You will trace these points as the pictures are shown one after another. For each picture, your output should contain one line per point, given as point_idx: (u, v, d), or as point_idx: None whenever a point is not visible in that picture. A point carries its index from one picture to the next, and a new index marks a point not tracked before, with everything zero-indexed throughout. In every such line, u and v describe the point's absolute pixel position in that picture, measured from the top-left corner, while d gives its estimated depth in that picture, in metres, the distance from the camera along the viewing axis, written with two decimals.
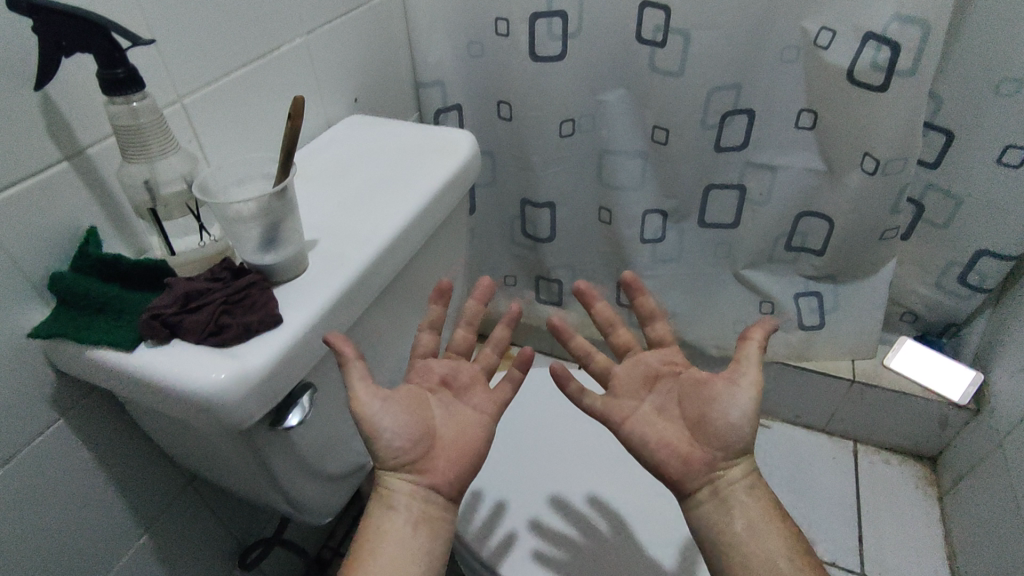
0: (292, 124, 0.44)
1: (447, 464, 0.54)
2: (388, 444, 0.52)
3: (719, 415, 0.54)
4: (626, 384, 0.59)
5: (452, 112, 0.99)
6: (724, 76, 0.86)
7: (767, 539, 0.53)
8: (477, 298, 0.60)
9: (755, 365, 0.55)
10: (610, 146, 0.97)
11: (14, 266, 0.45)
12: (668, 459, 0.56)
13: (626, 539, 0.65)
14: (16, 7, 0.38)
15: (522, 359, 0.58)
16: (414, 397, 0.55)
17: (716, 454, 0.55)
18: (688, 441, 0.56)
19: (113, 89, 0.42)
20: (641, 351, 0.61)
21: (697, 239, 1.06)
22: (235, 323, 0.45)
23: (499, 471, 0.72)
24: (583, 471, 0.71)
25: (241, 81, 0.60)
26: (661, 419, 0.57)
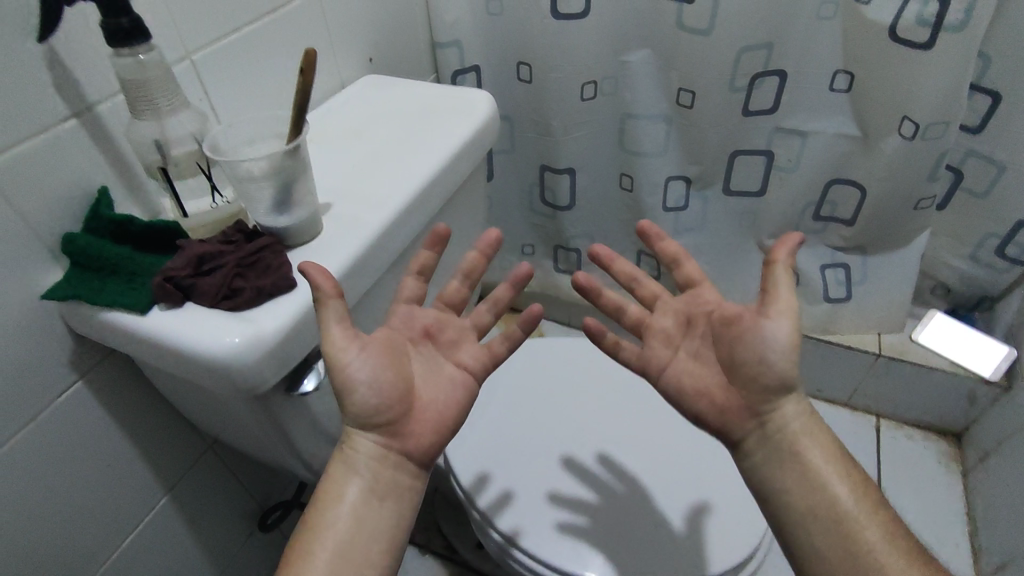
0: (303, 79, 0.43)
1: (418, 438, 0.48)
2: (361, 401, 0.46)
3: (752, 356, 0.50)
4: (662, 336, 0.57)
5: (469, 73, 0.96)
6: (756, 35, 0.81)
7: (812, 457, 0.50)
8: (480, 251, 0.55)
9: (787, 293, 0.49)
10: (633, 110, 0.94)
11: (29, 228, 0.44)
12: (706, 409, 0.54)
13: (627, 498, 0.65)
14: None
15: (528, 319, 0.52)
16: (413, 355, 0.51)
17: (759, 398, 0.51)
18: (725, 390, 0.53)
19: (116, 40, 0.40)
20: (667, 299, 0.59)
21: (721, 208, 1.02)
22: (247, 287, 0.44)
23: (496, 432, 0.73)
24: (593, 431, 0.71)
25: (252, 37, 0.58)
26: (699, 366, 0.55)
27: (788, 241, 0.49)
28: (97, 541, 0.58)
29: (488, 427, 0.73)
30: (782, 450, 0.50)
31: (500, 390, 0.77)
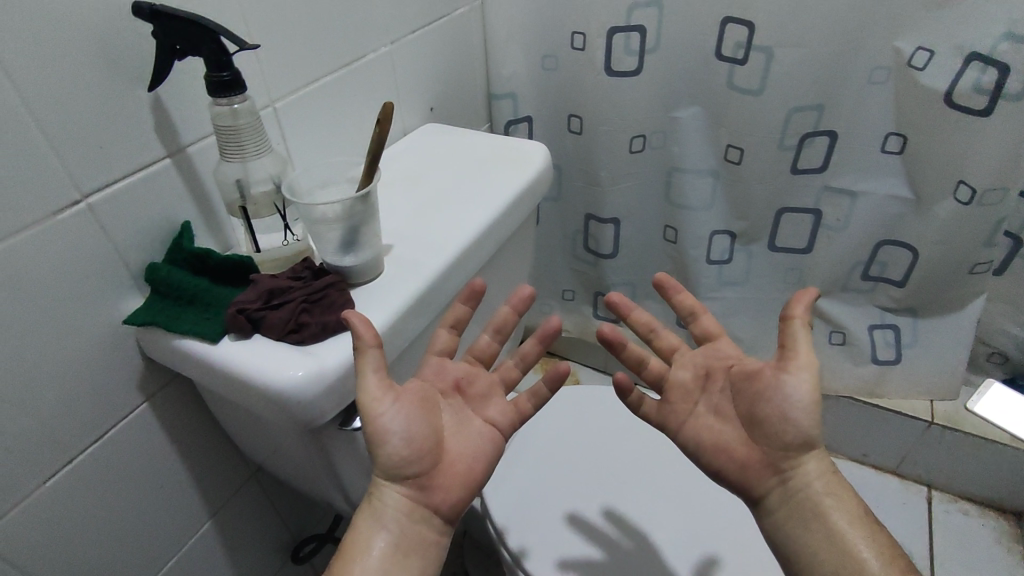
0: (380, 129, 0.45)
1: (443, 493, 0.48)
2: (391, 450, 0.46)
3: (773, 411, 0.50)
4: (681, 390, 0.57)
5: (522, 124, 1.00)
6: (808, 96, 0.82)
7: (834, 516, 0.49)
8: (512, 306, 0.55)
9: (806, 350, 0.50)
10: (681, 164, 0.95)
11: (119, 257, 0.47)
12: (726, 464, 0.53)
13: (650, 555, 0.64)
14: (140, 12, 0.41)
15: (554, 377, 0.53)
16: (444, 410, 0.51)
17: (780, 455, 0.50)
18: (747, 447, 0.52)
19: (217, 91, 0.44)
20: (686, 351, 0.58)
21: (766, 263, 1.02)
22: (313, 322, 0.46)
23: (521, 481, 0.72)
24: (621, 486, 0.70)
25: (329, 87, 0.62)
26: (718, 420, 0.54)
27: (806, 300, 0.49)
28: (144, 563, 0.59)
29: (518, 471, 0.73)
30: (805, 509, 0.50)
31: (534, 435, 0.77)
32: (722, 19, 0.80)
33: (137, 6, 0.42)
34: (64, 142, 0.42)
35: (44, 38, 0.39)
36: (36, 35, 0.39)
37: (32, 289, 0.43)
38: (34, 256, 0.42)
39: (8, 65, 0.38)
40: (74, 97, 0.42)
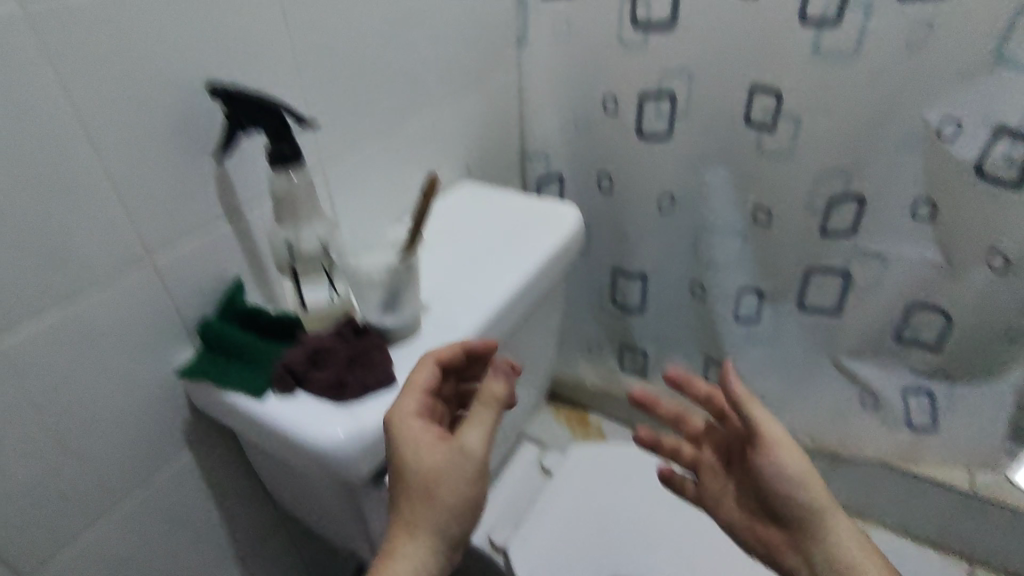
0: (425, 201, 0.48)
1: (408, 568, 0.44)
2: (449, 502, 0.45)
3: (774, 489, 0.56)
4: (710, 473, 0.64)
5: (554, 181, 1.04)
6: (837, 162, 0.84)
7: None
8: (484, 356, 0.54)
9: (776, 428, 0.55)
10: (709, 223, 0.97)
11: (176, 311, 0.50)
12: (756, 540, 0.60)
13: None
14: (215, 92, 0.46)
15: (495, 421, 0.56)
16: (466, 464, 0.46)
17: (794, 527, 0.56)
18: (769, 526, 0.58)
19: (277, 162, 0.47)
20: (710, 433, 0.65)
21: (795, 323, 1.01)
22: (354, 381, 0.48)
23: (547, 549, 0.74)
24: (644, 557, 0.73)
25: (375, 151, 0.66)
26: (742, 501, 0.61)
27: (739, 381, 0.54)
28: None
29: (543, 538, 0.75)
30: None
31: (557, 499, 0.80)
32: (750, 87, 0.83)
33: (211, 87, 0.47)
34: (137, 205, 0.46)
35: (128, 113, 0.43)
36: (123, 111, 0.43)
37: (99, 341, 0.46)
38: (101, 309, 0.46)
39: (95, 137, 0.42)
40: (151, 165, 0.46)
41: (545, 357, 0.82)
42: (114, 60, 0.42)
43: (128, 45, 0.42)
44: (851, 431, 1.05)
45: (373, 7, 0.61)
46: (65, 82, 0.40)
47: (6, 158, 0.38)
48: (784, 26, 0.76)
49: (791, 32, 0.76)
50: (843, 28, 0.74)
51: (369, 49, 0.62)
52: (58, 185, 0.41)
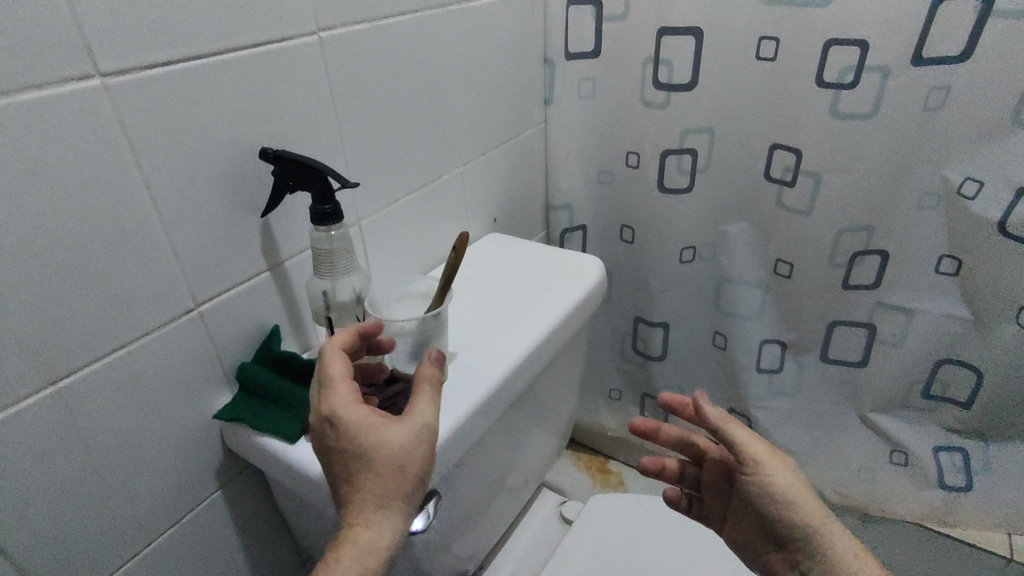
0: (455, 256, 0.50)
1: (359, 550, 0.43)
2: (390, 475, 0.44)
3: (762, 508, 0.58)
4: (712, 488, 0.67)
5: (577, 232, 1.07)
6: (858, 217, 0.85)
7: None
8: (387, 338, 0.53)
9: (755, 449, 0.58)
10: (730, 275, 0.98)
11: (217, 357, 0.53)
12: (757, 555, 0.63)
13: None
14: (266, 157, 0.49)
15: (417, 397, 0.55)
16: (411, 434, 0.45)
17: (789, 544, 0.58)
18: (764, 539, 0.61)
19: (320, 220, 0.51)
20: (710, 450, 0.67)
21: (819, 375, 1.01)
22: None
23: None
24: None
25: (406, 205, 0.69)
26: (740, 518, 0.64)
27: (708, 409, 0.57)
28: None
29: None
30: None
31: (578, 551, 0.79)
32: (769, 145, 0.86)
33: (262, 151, 0.50)
34: (190, 258, 0.49)
35: (187, 174, 0.47)
36: (183, 173, 0.47)
37: (146, 384, 0.49)
38: (150, 355, 0.48)
39: (158, 198, 0.46)
40: (204, 222, 0.49)
41: (566, 405, 0.83)
42: (177, 129, 0.45)
43: (191, 115, 0.46)
44: (880, 488, 1.03)
45: (409, 73, 0.65)
46: (137, 150, 0.44)
47: (81, 220, 0.42)
48: (802, 89, 0.79)
49: (809, 93, 0.79)
50: (859, 92, 0.75)
51: (405, 111, 0.66)
52: (122, 241, 0.44)
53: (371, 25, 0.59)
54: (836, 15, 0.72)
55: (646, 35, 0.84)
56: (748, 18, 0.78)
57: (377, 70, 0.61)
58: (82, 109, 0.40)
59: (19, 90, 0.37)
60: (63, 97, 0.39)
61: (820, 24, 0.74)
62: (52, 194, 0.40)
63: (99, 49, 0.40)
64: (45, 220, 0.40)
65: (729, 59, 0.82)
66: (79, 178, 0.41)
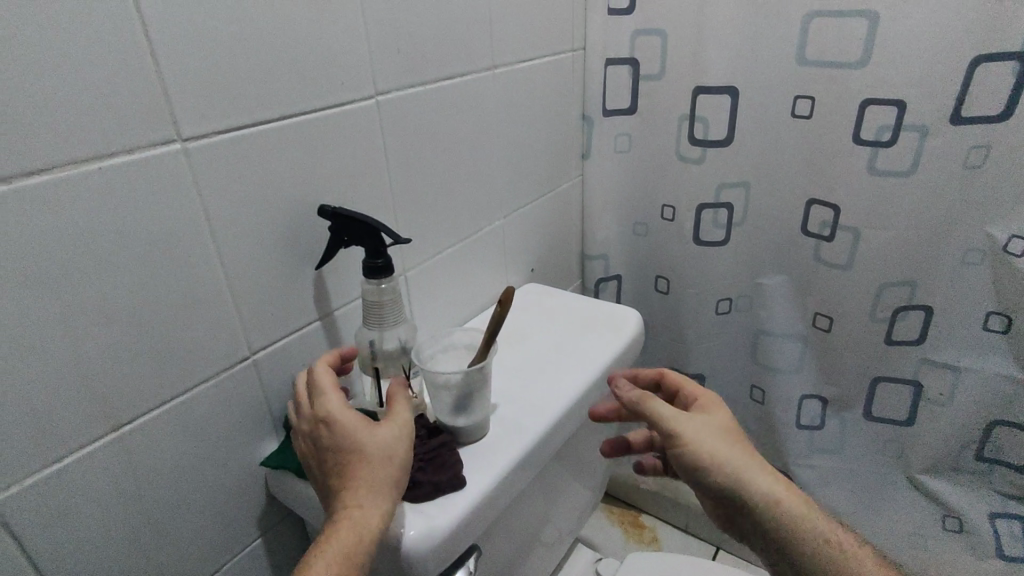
0: (501, 309, 0.51)
1: (354, 530, 0.44)
2: (378, 464, 0.47)
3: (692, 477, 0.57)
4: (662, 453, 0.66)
5: (612, 282, 1.08)
6: (899, 272, 0.83)
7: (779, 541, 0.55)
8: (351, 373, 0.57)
9: (675, 421, 0.57)
10: (767, 327, 0.97)
11: (267, 403, 0.55)
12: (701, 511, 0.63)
13: None
14: (324, 213, 0.52)
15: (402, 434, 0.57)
16: (396, 432, 0.48)
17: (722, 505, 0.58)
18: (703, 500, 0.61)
19: (372, 273, 0.53)
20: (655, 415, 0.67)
21: (863, 433, 0.97)
22: (426, 481, 0.51)
23: None
24: None
25: (450, 257, 0.72)
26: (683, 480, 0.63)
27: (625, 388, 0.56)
28: None
29: None
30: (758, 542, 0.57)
31: None
32: (806, 200, 0.86)
33: (321, 208, 0.53)
34: (248, 308, 0.51)
35: (251, 230, 0.50)
36: (248, 229, 0.50)
37: (201, 430, 0.50)
38: (207, 401, 0.50)
39: (223, 252, 0.48)
40: (263, 274, 0.52)
41: (602, 457, 0.82)
42: (245, 188, 0.49)
43: (258, 176, 0.49)
44: (932, 556, 0.97)
45: (456, 131, 0.68)
46: (209, 208, 0.47)
47: (154, 274, 0.45)
48: (839, 146, 0.80)
49: (845, 151, 0.79)
50: (896, 149, 0.76)
51: (452, 166, 0.69)
52: (189, 292, 0.47)
53: (423, 87, 0.62)
54: (872, 76, 0.74)
55: (682, 93, 0.87)
56: (783, 77, 0.80)
57: (427, 129, 0.64)
58: (164, 172, 0.43)
59: (112, 155, 0.40)
60: (148, 161, 0.42)
61: (856, 84, 0.75)
62: (131, 249, 0.43)
63: (183, 117, 0.43)
64: (124, 273, 0.43)
65: (765, 117, 0.84)
66: (155, 234, 0.44)
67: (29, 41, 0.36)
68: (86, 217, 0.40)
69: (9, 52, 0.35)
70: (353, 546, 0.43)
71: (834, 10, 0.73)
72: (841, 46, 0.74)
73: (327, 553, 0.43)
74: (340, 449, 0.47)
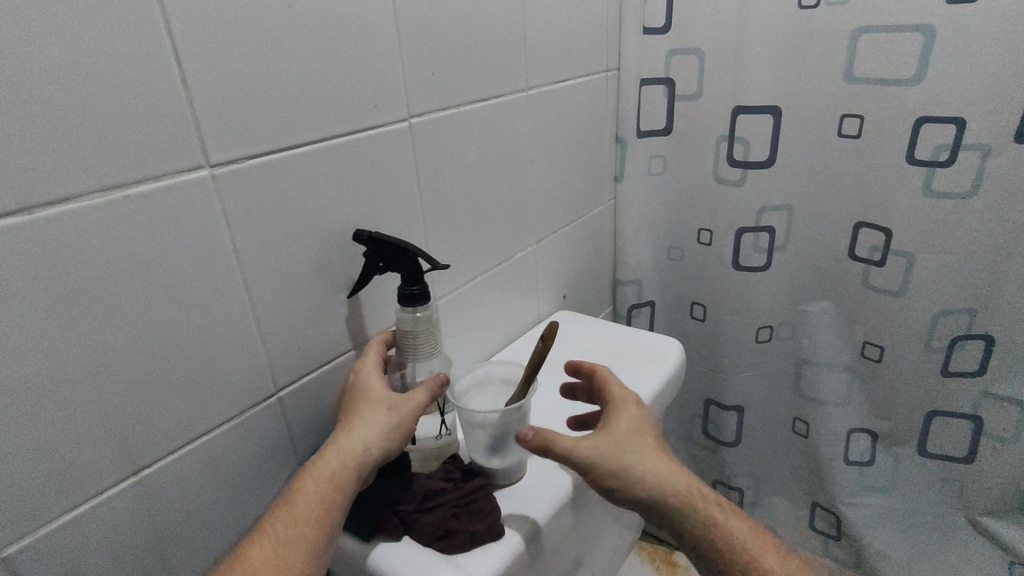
0: (543, 345, 0.48)
1: (339, 455, 0.44)
2: (377, 414, 0.47)
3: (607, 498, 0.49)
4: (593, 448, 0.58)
5: (644, 308, 1.04)
6: (958, 300, 0.78)
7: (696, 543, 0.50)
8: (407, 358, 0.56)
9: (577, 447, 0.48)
10: (811, 357, 0.92)
11: (291, 442, 0.52)
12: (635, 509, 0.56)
13: None
14: (359, 238, 0.50)
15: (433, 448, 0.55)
16: (409, 399, 0.48)
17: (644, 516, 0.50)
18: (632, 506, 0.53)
19: (407, 302, 0.50)
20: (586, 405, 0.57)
21: (918, 471, 0.91)
22: (462, 530, 0.47)
23: None
24: None
25: (481, 285, 0.69)
26: None
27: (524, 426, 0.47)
28: None
29: None
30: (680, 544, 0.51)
31: None
32: (853, 223, 0.82)
33: (356, 233, 0.50)
34: (273, 342, 0.49)
35: (278, 260, 0.47)
36: (274, 257, 0.47)
37: (223, 470, 0.47)
38: (229, 440, 0.47)
39: (249, 283, 0.46)
40: (289, 305, 0.49)
41: None
42: (273, 216, 0.46)
43: (287, 202, 0.47)
44: None
45: (489, 154, 0.65)
46: (235, 236, 0.44)
47: (177, 305, 0.42)
48: (890, 166, 0.75)
49: (898, 171, 0.75)
50: (955, 169, 0.71)
51: (485, 191, 0.66)
52: (211, 324, 0.44)
53: (457, 110, 0.60)
54: (928, 92, 0.69)
55: (721, 113, 0.84)
56: (829, 96, 0.77)
57: (461, 153, 0.61)
58: (190, 200, 0.41)
59: (136, 181, 0.38)
60: (175, 187, 0.40)
61: (910, 101, 0.71)
62: (154, 280, 0.40)
63: (211, 141, 0.41)
64: (146, 305, 0.40)
65: (809, 137, 0.80)
66: (177, 264, 0.41)
67: (55, 64, 0.34)
68: (107, 246, 0.38)
69: (33, 76, 0.33)
70: (336, 471, 0.44)
71: (886, 24, 0.69)
72: (893, 62, 0.70)
73: (312, 473, 0.44)
74: (353, 396, 0.49)
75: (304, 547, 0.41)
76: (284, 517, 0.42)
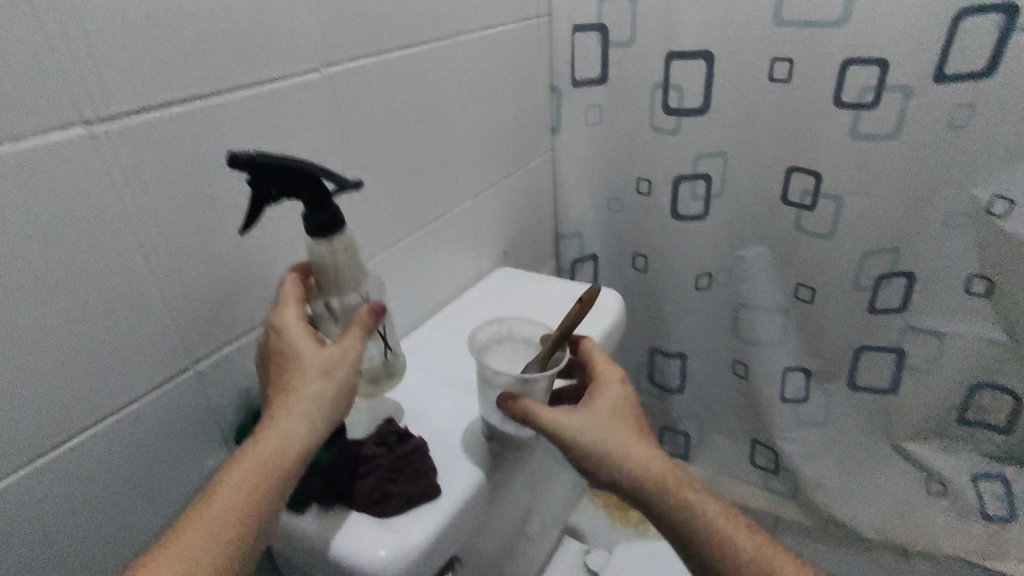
0: (580, 307, 0.47)
1: (278, 438, 0.42)
2: (313, 384, 0.44)
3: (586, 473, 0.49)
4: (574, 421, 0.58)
5: (587, 262, 1.04)
6: (882, 239, 0.80)
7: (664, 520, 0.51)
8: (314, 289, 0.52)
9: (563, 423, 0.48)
10: (748, 300, 0.94)
11: (216, 416, 0.50)
12: None
13: None
14: (237, 162, 0.42)
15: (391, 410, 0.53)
16: (346, 357, 0.46)
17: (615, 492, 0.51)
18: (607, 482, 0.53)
19: (319, 232, 0.46)
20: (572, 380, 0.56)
21: (847, 403, 0.96)
22: (398, 492, 0.47)
23: None
24: None
25: (414, 242, 0.66)
26: None
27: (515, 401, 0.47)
28: None
29: None
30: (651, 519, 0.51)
31: None
32: (785, 167, 0.83)
33: (228, 157, 0.43)
34: (184, 312, 0.46)
35: (180, 225, 0.44)
36: (177, 223, 0.44)
37: (141, 450, 0.45)
38: (144, 419, 0.45)
39: (151, 251, 0.42)
40: (199, 273, 0.46)
41: None
42: (172, 177, 0.42)
43: (185, 162, 0.43)
44: (919, 521, 0.97)
45: (415, 106, 0.62)
46: (130, 201, 0.40)
47: (70, 280, 0.38)
48: (819, 109, 0.76)
49: (827, 114, 0.76)
50: (880, 110, 0.72)
51: (412, 146, 0.63)
52: (111, 298, 0.41)
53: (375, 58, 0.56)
54: (855, 33, 0.70)
55: (656, 59, 0.82)
56: (760, 39, 0.76)
57: (382, 105, 0.58)
58: (68, 162, 0.37)
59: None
60: (50, 149, 0.36)
61: (837, 43, 0.71)
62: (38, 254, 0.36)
63: (90, 96, 0.37)
64: (32, 282, 0.36)
65: (742, 82, 0.80)
66: (62, 234, 0.37)
67: None
68: None
69: None
70: (274, 455, 0.42)
71: None
72: (821, 2, 0.70)
73: (245, 460, 0.42)
74: (283, 365, 0.45)
75: (246, 534, 0.40)
76: (219, 508, 0.40)
